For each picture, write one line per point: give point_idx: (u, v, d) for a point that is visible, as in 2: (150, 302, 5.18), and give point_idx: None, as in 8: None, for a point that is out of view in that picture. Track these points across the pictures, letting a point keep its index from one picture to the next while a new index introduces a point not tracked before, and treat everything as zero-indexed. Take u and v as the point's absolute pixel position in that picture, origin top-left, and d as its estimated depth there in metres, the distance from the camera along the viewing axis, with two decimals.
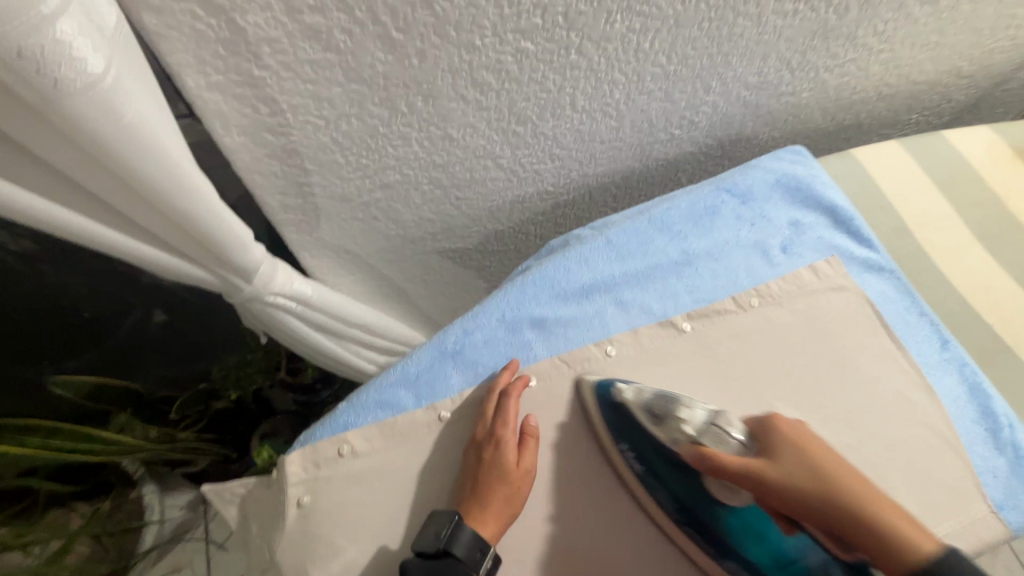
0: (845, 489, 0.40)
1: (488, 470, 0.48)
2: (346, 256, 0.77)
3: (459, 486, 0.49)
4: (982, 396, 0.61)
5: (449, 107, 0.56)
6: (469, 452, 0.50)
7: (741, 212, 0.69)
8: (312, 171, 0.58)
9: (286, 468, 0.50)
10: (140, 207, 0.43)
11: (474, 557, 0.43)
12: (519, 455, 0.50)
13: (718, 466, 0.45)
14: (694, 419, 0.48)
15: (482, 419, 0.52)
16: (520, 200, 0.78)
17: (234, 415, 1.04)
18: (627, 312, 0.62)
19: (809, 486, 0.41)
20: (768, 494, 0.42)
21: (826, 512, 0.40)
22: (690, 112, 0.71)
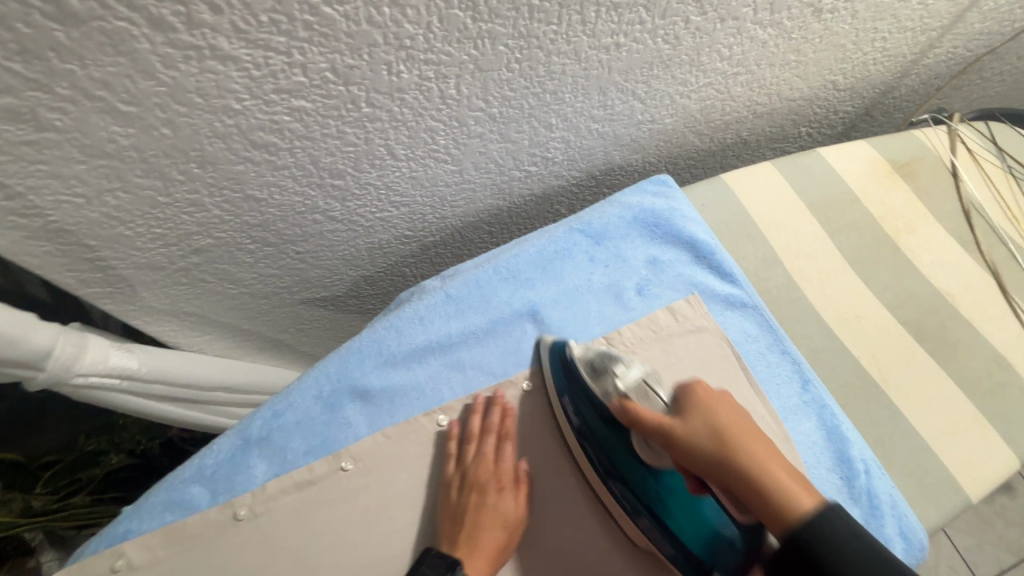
0: (748, 455, 0.42)
1: (490, 515, 0.49)
2: (192, 319, 0.72)
3: (445, 528, 0.49)
4: (838, 441, 0.59)
5: (237, 170, 0.51)
6: (456, 493, 0.51)
7: (594, 255, 0.65)
8: (97, 247, 0.52)
9: None
10: None
11: None
12: (513, 502, 0.51)
13: (639, 419, 0.48)
14: (627, 376, 0.50)
15: (469, 461, 0.52)
16: (377, 247, 0.73)
17: (133, 472, 0.98)
18: (462, 374, 0.58)
19: (706, 442, 0.44)
20: (676, 452, 0.45)
21: (721, 467, 0.43)
22: (540, 149, 0.67)
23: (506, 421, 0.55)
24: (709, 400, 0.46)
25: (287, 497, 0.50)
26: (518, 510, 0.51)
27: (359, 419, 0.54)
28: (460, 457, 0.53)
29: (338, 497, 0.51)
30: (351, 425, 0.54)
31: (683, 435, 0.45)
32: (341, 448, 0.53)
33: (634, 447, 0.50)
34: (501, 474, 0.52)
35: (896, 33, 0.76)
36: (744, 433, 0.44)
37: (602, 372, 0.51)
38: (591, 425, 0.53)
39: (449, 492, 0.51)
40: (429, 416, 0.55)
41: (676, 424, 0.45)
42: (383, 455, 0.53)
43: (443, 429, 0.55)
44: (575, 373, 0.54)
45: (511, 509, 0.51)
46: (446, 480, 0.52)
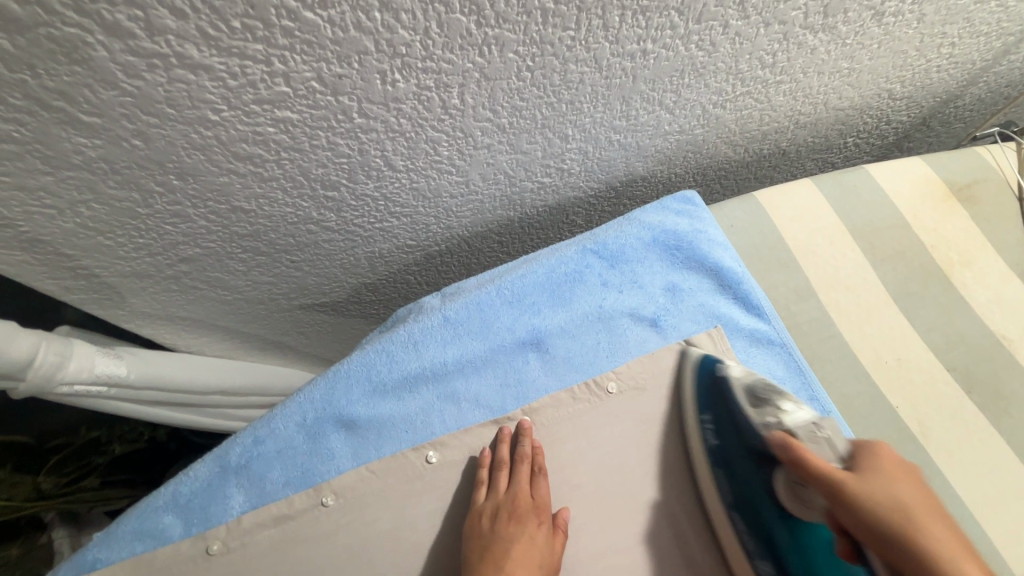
0: (953, 557, 0.29)
1: (524, 550, 0.45)
2: (187, 322, 0.69)
3: (472, 560, 0.45)
4: None
5: (220, 182, 0.47)
6: (488, 521, 0.47)
7: (607, 279, 0.60)
8: (76, 256, 0.50)
9: None
10: None
11: None
12: (548, 542, 0.47)
13: (801, 459, 0.38)
14: (796, 415, 0.43)
15: (502, 491, 0.49)
16: (377, 256, 0.69)
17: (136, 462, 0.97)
18: (455, 406, 0.54)
19: (890, 515, 0.32)
20: (836, 509, 0.34)
21: (892, 546, 0.31)
22: (554, 160, 0.61)
23: (539, 456, 0.51)
24: (903, 470, 0.34)
25: (261, 535, 0.47)
26: (555, 553, 0.47)
27: (344, 451, 0.51)
28: (494, 487, 0.49)
29: (308, 540, 0.47)
30: (335, 457, 0.50)
31: (858, 493, 0.33)
32: (323, 482, 0.49)
33: (781, 495, 0.40)
34: (536, 509, 0.48)
35: (967, 39, 0.67)
36: (948, 529, 0.31)
37: (765, 403, 0.45)
38: (732, 450, 0.47)
39: (479, 520, 0.48)
40: (418, 451, 0.51)
41: (845, 477, 0.35)
42: (368, 493, 0.49)
43: (432, 466, 0.51)
44: (728, 395, 0.49)
45: (547, 550, 0.46)
46: (478, 509, 0.48)
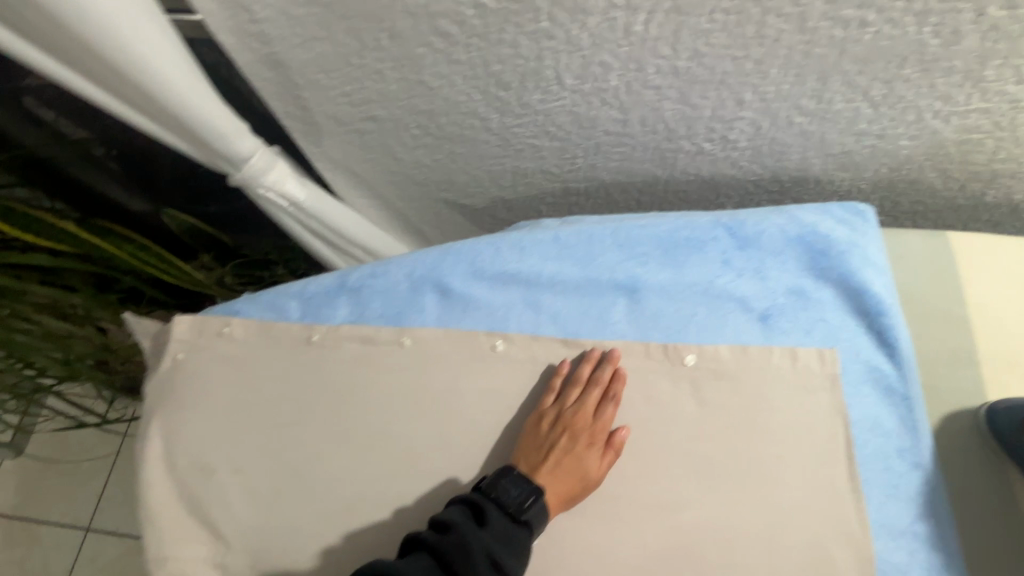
0: None
1: (572, 463, 0.49)
2: (357, 178, 0.82)
3: (527, 454, 0.50)
4: None
5: (417, 52, 0.55)
6: (546, 427, 0.51)
7: (729, 258, 0.57)
8: (302, 86, 0.62)
9: (176, 326, 0.57)
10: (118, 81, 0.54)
11: (540, 521, 0.47)
12: (599, 459, 0.50)
13: None
14: None
15: (570, 404, 0.52)
16: (521, 172, 0.74)
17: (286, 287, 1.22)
18: (535, 314, 0.57)
19: None
20: None
21: None
22: (722, 126, 0.59)
23: (616, 383, 0.52)
24: None
25: (347, 345, 0.56)
26: (599, 471, 0.50)
27: (431, 310, 0.58)
28: (564, 398, 0.52)
29: (370, 370, 0.55)
30: (423, 312, 0.58)
31: None
32: (406, 326, 0.57)
33: None
34: (597, 428, 0.51)
35: None
36: None
37: None
38: None
39: (540, 422, 0.52)
40: (488, 337, 0.56)
41: None
42: (435, 351, 0.56)
43: (494, 353, 0.55)
44: None
45: (593, 467, 0.50)
46: (539, 412, 0.52)
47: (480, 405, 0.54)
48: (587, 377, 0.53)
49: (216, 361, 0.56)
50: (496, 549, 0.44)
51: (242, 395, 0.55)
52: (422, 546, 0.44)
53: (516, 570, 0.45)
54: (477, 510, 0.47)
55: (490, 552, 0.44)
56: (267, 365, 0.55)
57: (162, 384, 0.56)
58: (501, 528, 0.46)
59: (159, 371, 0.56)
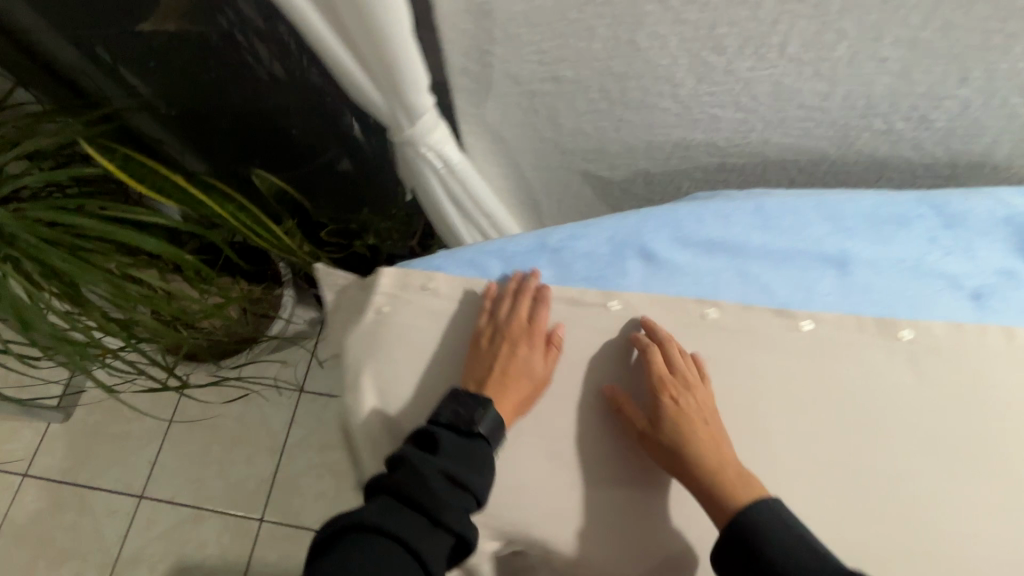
0: None
1: (517, 366, 0.52)
2: (499, 145, 0.80)
3: (477, 371, 0.53)
4: None
5: (645, 10, 0.53)
6: (485, 341, 0.54)
7: (937, 236, 0.57)
8: (497, 41, 0.61)
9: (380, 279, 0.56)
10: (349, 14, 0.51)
11: (494, 432, 0.49)
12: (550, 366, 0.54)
13: None
14: None
15: (502, 316, 0.54)
16: (683, 144, 0.73)
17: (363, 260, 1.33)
18: (743, 284, 0.57)
19: None
20: None
21: None
22: (927, 104, 0.59)
23: (544, 289, 0.55)
24: None
25: (556, 307, 0.56)
26: (544, 368, 0.53)
27: (637, 275, 0.57)
28: (495, 315, 0.54)
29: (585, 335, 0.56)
30: (629, 276, 0.57)
31: None
32: (614, 290, 0.56)
33: None
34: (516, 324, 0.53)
35: None
36: None
37: None
38: None
39: (481, 340, 0.54)
40: (699, 304, 0.56)
41: None
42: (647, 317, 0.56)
43: (707, 322, 0.55)
44: None
45: (537, 364, 0.53)
46: (476, 331, 0.54)
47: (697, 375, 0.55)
48: (530, 295, 0.55)
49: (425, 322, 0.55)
50: (452, 467, 0.45)
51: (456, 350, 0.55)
52: (378, 487, 0.43)
53: (478, 481, 0.45)
54: (430, 440, 0.47)
55: (445, 468, 0.44)
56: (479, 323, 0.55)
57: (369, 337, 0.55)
58: (459, 448, 0.47)
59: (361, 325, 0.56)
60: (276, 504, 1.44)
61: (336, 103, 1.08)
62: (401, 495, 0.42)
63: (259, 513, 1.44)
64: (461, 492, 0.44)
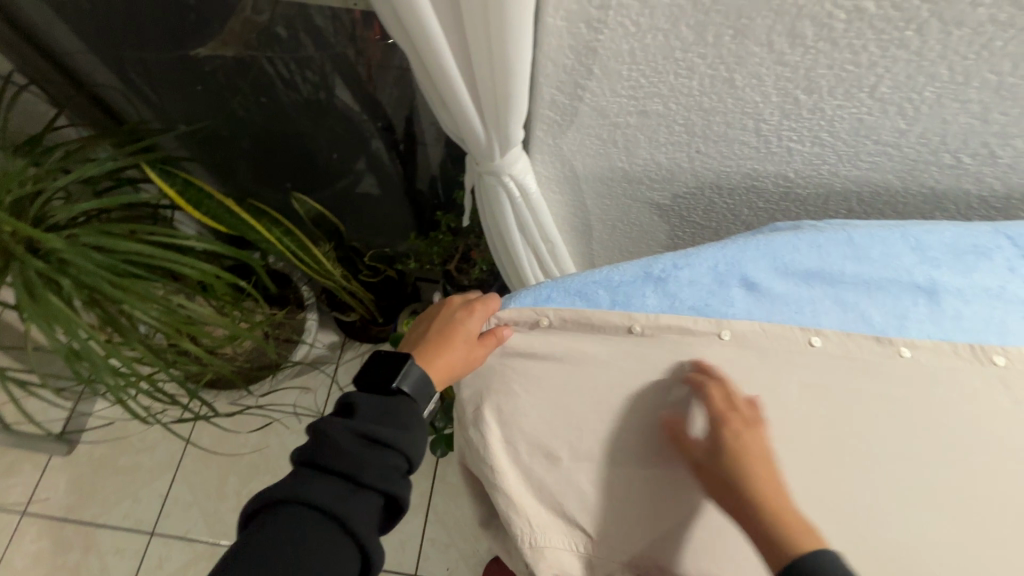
0: None
1: (445, 329, 0.58)
2: (567, 175, 0.81)
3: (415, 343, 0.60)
4: None
5: (750, 51, 0.56)
6: (428, 320, 0.62)
7: (1016, 264, 0.60)
8: (593, 76, 0.62)
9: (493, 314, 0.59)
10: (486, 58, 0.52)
11: (419, 392, 0.54)
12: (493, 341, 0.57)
13: None
14: None
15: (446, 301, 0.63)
16: (753, 175, 0.75)
17: (394, 286, 1.36)
18: (842, 311, 0.59)
19: None
20: None
21: None
22: (997, 142, 0.63)
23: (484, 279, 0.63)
24: None
25: (666, 336, 0.57)
26: (471, 330, 0.58)
27: (741, 303, 0.58)
28: (436, 307, 0.63)
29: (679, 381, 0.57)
30: (734, 305, 0.58)
31: None
32: (721, 319, 0.58)
33: None
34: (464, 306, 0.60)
35: None
36: None
37: None
38: None
39: (425, 321, 0.62)
40: (805, 333, 0.58)
41: None
42: (755, 345, 0.58)
43: (813, 349, 0.57)
44: None
45: (466, 326, 0.58)
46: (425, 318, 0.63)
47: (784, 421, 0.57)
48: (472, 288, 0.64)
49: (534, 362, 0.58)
50: (367, 427, 0.50)
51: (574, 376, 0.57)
52: (303, 459, 0.49)
53: (392, 436, 0.50)
54: (349, 409, 0.52)
55: (361, 431, 0.49)
56: (595, 351, 0.58)
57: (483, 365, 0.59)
58: (376, 411, 0.52)
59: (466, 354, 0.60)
60: None
61: (369, 130, 1.12)
62: (319, 464, 0.48)
63: None
64: (381, 450, 0.49)
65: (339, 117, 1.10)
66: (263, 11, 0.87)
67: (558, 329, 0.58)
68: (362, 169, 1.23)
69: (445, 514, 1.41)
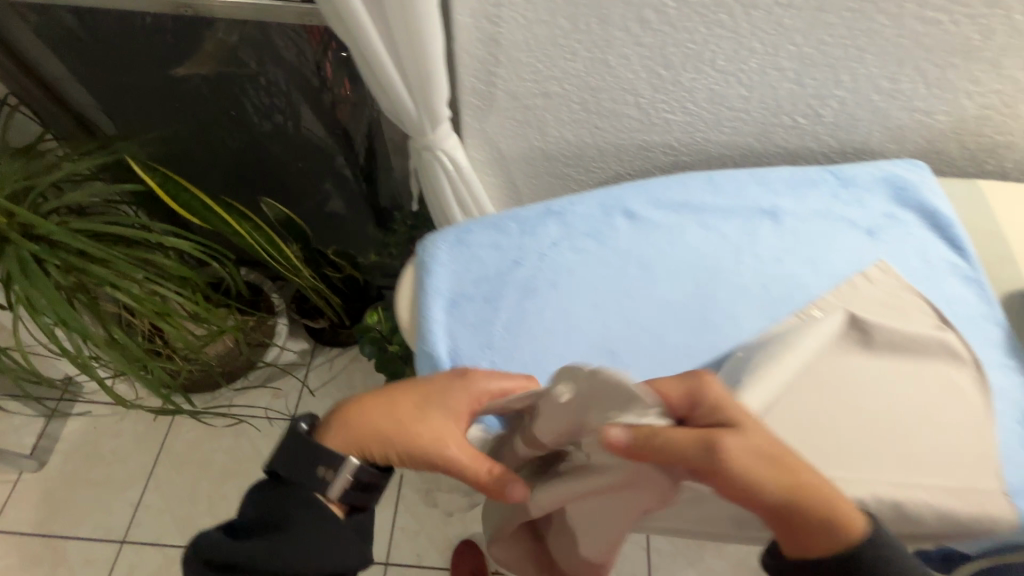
0: None
1: (414, 408, 0.57)
2: (495, 155, 0.97)
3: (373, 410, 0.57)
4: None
5: (614, 35, 0.73)
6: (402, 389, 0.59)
7: (838, 193, 0.77)
8: (501, 63, 0.79)
9: (424, 243, 0.70)
10: (404, 43, 0.67)
11: (326, 493, 0.52)
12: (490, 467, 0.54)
13: None
14: None
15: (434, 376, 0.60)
16: (645, 145, 0.92)
17: (356, 289, 1.47)
18: (705, 231, 0.73)
19: None
20: None
21: None
22: (817, 103, 0.81)
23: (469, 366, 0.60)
24: None
25: (566, 254, 0.70)
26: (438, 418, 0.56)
27: (624, 228, 0.73)
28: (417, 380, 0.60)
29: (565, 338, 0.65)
30: (618, 229, 0.73)
31: None
32: (608, 240, 0.71)
33: None
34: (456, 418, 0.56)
35: None
36: None
37: None
38: None
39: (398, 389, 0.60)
40: (677, 247, 0.72)
41: None
42: (638, 258, 0.71)
43: (683, 257, 0.71)
44: None
45: (438, 414, 0.57)
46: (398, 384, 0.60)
47: (665, 379, 0.63)
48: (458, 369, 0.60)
49: (445, 278, 0.67)
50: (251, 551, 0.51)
51: (489, 283, 0.67)
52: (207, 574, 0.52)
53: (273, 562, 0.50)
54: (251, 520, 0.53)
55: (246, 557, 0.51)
56: (507, 267, 0.68)
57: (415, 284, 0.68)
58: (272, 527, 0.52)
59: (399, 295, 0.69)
60: None
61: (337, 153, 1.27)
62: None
63: None
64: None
65: (304, 141, 1.24)
66: (231, 32, 1.01)
67: (477, 252, 0.69)
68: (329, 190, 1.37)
69: (414, 503, 1.46)
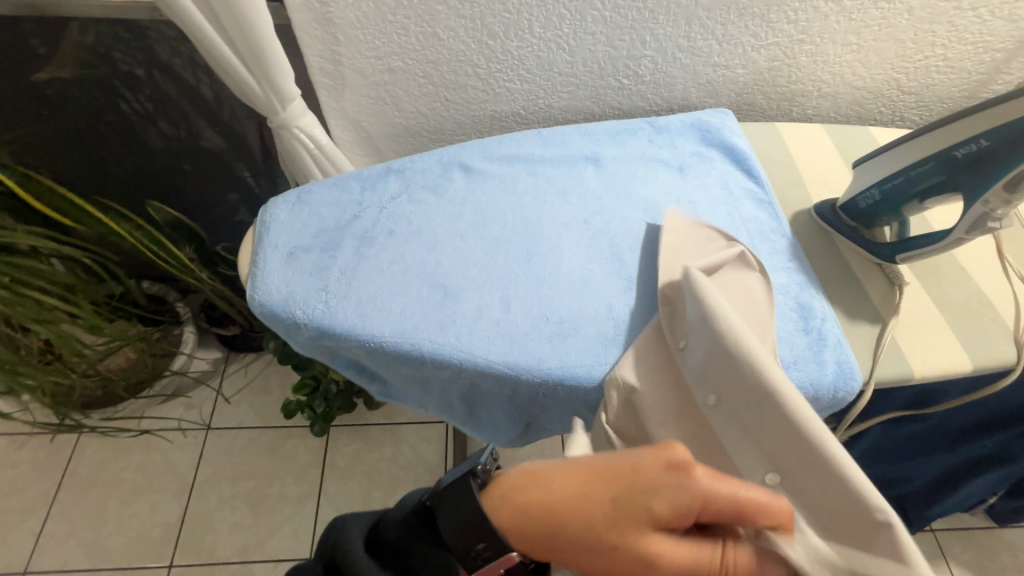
0: None
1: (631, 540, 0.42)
2: (362, 135, 1.03)
3: (528, 490, 0.45)
4: (805, 305, 0.71)
5: (436, 9, 0.81)
6: (614, 491, 0.43)
7: (653, 138, 0.87)
8: (341, 42, 0.85)
9: (267, 205, 0.75)
10: (229, 19, 0.74)
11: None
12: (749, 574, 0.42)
13: None
14: None
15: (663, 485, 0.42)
16: (497, 116, 1.00)
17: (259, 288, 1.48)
18: (534, 178, 0.81)
19: None
20: None
21: None
22: (633, 64, 0.91)
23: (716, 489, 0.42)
24: None
25: (403, 205, 0.76)
26: (657, 555, 0.42)
27: (460, 180, 0.79)
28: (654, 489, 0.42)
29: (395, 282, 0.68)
30: (455, 181, 0.79)
31: None
32: (444, 191, 0.78)
33: None
34: (642, 554, 0.42)
35: (956, 44, 0.90)
36: None
37: None
38: None
39: (607, 481, 0.43)
40: (508, 193, 0.79)
41: None
42: (471, 204, 0.77)
43: (513, 201, 0.78)
44: None
45: (653, 547, 0.42)
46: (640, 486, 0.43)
47: (493, 308, 0.68)
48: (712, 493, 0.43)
49: (285, 233, 0.72)
50: None
51: (328, 235, 0.72)
52: None
53: None
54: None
55: None
56: (348, 219, 0.74)
57: (258, 238, 0.72)
58: None
59: (243, 256, 0.73)
60: (185, 547, 1.38)
61: (226, 156, 1.29)
62: None
63: (166, 560, 1.36)
64: None
65: (188, 147, 1.26)
66: (87, 31, 1.02)
67: (319, 208, 0.74)
68: (234, 201, 1.40)
69: (336, 497, 1.45)
